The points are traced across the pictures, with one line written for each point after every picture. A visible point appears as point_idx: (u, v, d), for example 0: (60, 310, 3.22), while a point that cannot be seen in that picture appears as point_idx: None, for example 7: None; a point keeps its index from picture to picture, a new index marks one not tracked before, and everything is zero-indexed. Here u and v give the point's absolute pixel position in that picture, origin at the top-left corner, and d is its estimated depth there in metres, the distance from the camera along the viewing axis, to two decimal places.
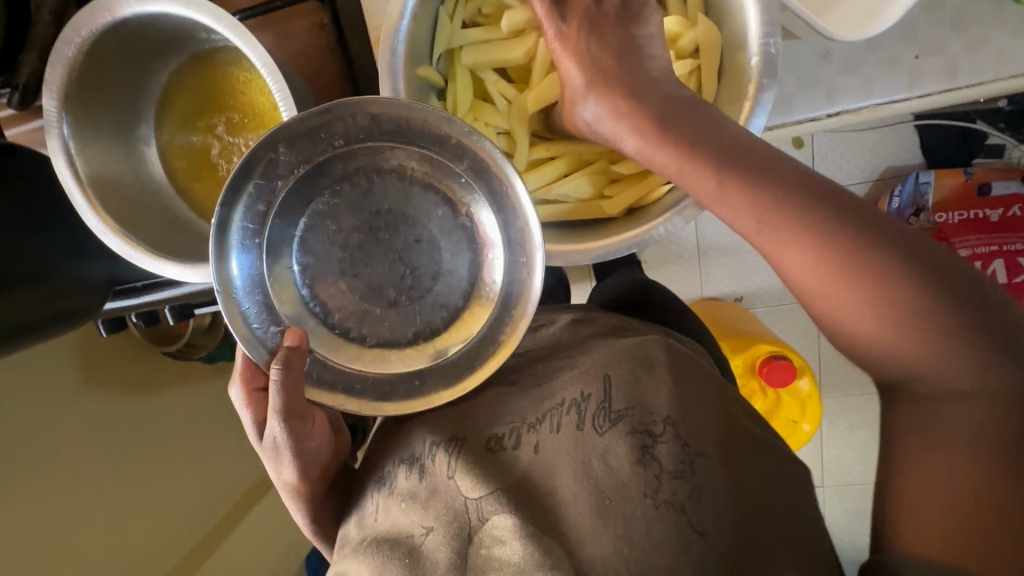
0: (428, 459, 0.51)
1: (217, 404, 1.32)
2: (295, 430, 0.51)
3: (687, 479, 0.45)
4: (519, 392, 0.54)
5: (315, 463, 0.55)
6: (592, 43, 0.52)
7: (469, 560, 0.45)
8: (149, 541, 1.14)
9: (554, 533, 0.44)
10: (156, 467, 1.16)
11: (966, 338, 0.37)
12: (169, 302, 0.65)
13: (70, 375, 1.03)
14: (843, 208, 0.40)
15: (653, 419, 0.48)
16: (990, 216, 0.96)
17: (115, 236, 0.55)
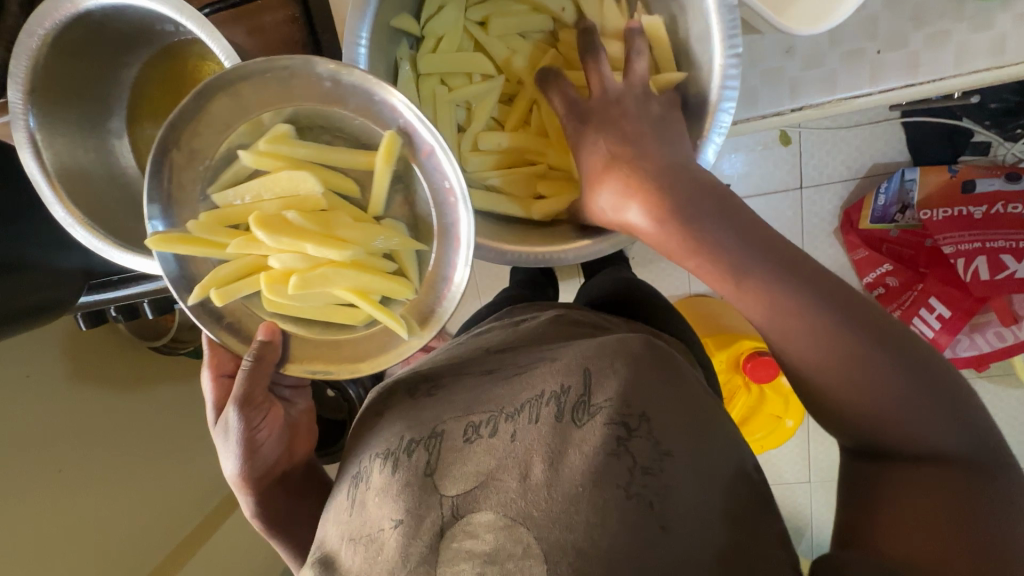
0: (403, 454, 0.52)
1: (202, 401, 1.31)
2: (249, 418, 0.56)
3: (656, 475, 0.46)
4: (500, 382, 0.56)
5: (263, 464, 0.58)
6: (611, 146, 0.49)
7: (439, 552, 0.45)
8: (136, 537, 1.13)
9: (526, 522, 0.44)
10: (139, 463, 1.15)
11: (947, 414, 0.42)
12: (145, 296, 0.64)
13: (52, 372, 1.02)
14: (842, 310, 0.42)
15: (629, 410, 0.48)
16: (975, 213, 0.98)
17: (83, 230, 0.54)
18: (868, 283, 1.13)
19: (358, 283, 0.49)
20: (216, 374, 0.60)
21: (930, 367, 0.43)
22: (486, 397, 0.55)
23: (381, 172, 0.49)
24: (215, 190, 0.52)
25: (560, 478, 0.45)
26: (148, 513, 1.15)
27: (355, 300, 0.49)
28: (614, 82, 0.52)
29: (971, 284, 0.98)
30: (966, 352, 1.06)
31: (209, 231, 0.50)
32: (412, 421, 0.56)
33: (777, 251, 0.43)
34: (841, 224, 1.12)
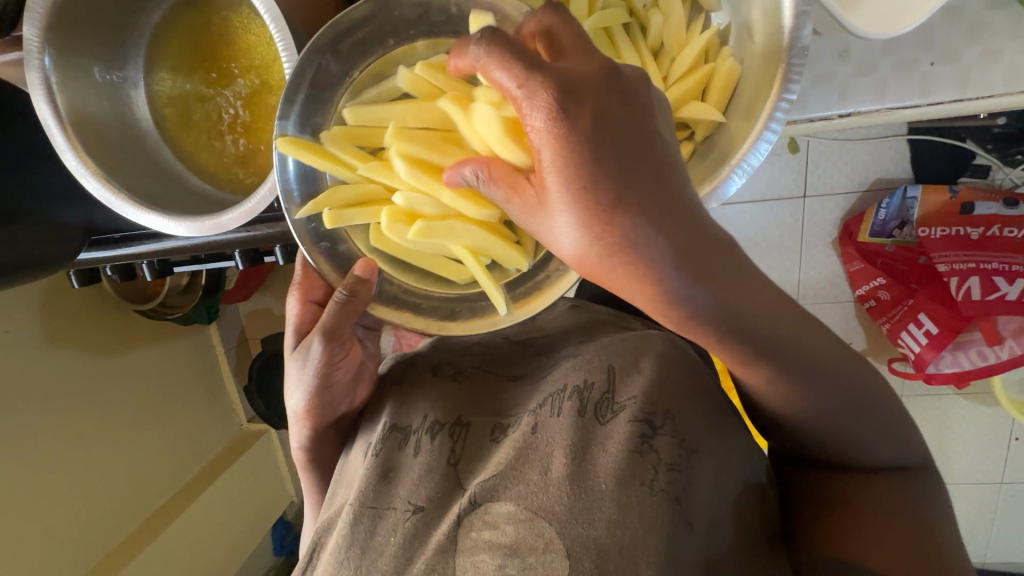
0: (423, 437, 0.54)
1: (184, 369, 1.29)
2: (330, 350, 0.58)
3: (681, 472, 0.46)
4: (526, 386, 0.58)
5: (332, 398, 0.61)
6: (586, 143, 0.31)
7: (458, 540, 0.45)
8: (111, 505, 1.11)
9: (546, 514, 0.44)
10: (116, 430, 1.12)
11: (886, 442, 0.50)
12: (147, 258, 0.61)
13: (34, 332, 0.99)
14: (790, 358, 0.41)
15: (654, 408, 0.49)
16: (971, 234, 1.00)
17: (95, 180, 0.52)
18: (860, 295, 1.15)
19: (479, 244, 0.47)
20: (305, 298, 0.63)
21: (880, 399, 0.48)
22: (511, 401, 0.57)
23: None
24: (360, 110, 0.51)
25: (586, 473, 0.45)
26: (120, 484, 1.12)
27: (468, 258, 0.49)
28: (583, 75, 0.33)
29: (962, 304, 0.99)
30: (948, 368, 1.09)
31: (339, 146, 0.50)
32: (435, 402, 0.56)
33: (751, 300, 0.36)
34: (840, 236, 1.15)
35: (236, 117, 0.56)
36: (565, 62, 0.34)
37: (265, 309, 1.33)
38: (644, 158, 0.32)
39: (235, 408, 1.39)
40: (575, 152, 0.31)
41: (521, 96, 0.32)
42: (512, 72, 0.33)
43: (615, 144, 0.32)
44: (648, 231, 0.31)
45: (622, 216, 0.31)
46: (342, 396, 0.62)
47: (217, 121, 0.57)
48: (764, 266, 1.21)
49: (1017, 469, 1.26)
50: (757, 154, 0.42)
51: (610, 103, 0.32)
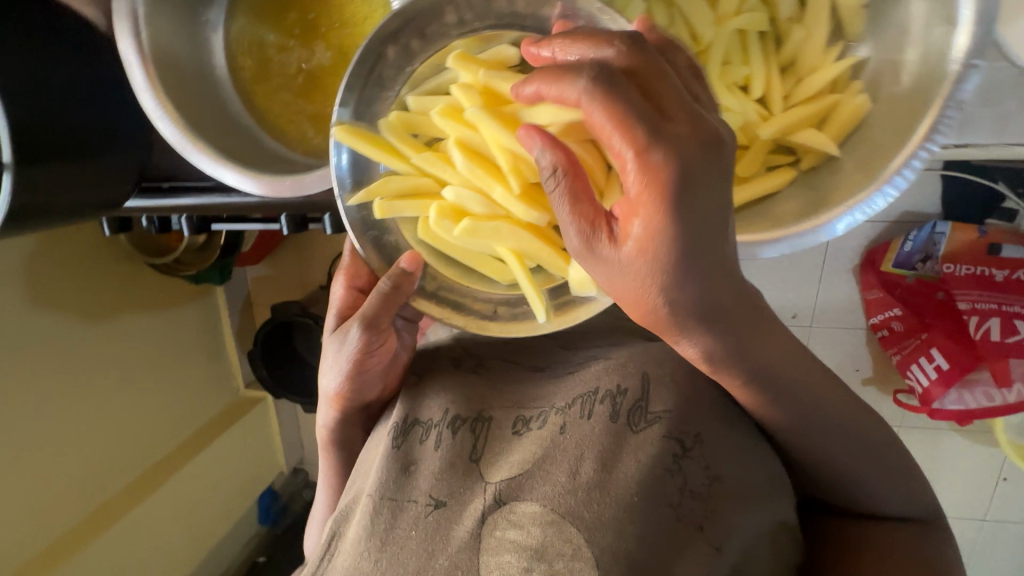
0: (445, 429, 0.52)
1: (187, 327, 1.26)
2: (367, 339, 0.58)
3: (706, 499, 0.46)
4: (550, 380, 0.56)
5: (363, 385, 0.61)
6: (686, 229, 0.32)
7: (482, 539, 0.45)
8: (101, 460, 1.08)
9: (574, 519, 0.44)
10: (114, 384, 1.10)
11: (905, 490, 0.52)
12: (188, 211, 0.59)
13: (43, 275, 0.97)
14: (789, 388, 0.46)
15: (687, 427, 0.48)
16: (996, 275, 1.01)
17: (168, 120, 0.52)
18: (873, 323, 1.15)
19: (525, 246, 0.46)
20: (349, 285, 0.64)
21: (888, 453, 0.51)
22: (535, 393, 0.55)
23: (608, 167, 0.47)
24: (416, 99, 0.49)
25: (613, 482, 0.45)
26: (109, 444, 1.10)
27: (512, 260, 0.47)
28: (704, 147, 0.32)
29: (979, 343, 1.00)
30: (953, 405, 1.09)
31: (396, 135, 0.49)
32: (456, 395, 0.55)
33: (768, 349, 0.43)
34: (862, 263, 1.14)
35: (308, 71, 0.56)
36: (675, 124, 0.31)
37: (273, 277, 1.29)
38: (717, 216, 0.33)
39: (233, 373, 1.37)
40: (677, 216, 0.32)
41: (629, 152, 0.31)
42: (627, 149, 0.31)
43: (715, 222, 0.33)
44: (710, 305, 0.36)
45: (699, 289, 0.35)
46: (373, 383, 0.61)
47: (290, 75, 0.57)
48: (784, 286, 1.21)
49: (1003, 509, 1.28)
50: (881, 200, 0.43)
51: (707, 172, 0.32)
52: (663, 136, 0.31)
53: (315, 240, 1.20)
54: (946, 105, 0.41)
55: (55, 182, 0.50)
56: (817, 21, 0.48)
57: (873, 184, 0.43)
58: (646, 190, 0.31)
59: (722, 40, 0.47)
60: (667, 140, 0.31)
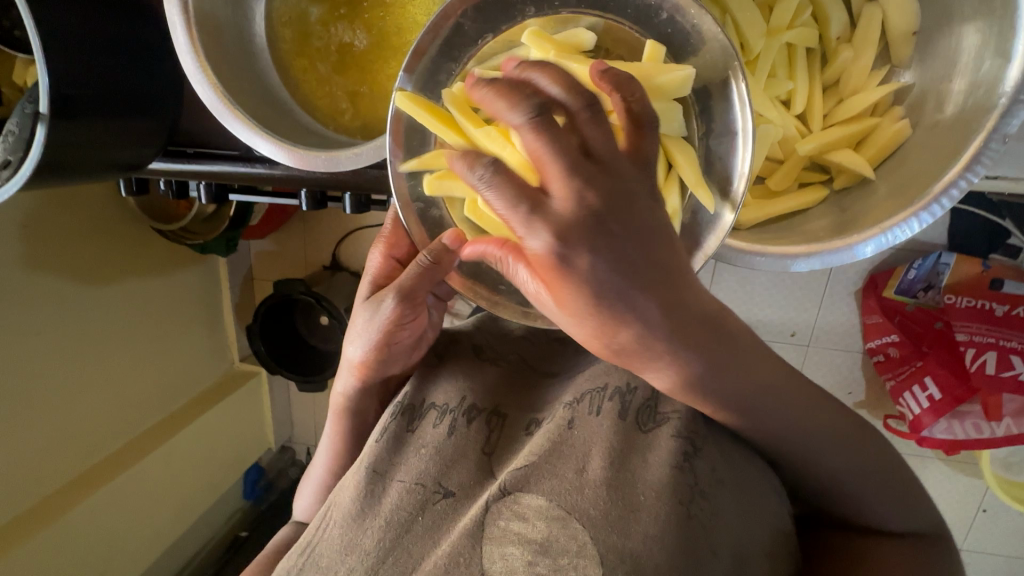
0: (457, 417, 0.52)
1: (188, 296, 1.26)
2: (401, 311, 0.57)
3: (713, 500, 0.46)
4: (562, 383, 0.58)
5: (388, 356, 0.60)
6: (596, 294, 0.33)
7: (485, 528, 0.44)
8: (96, 422, 1.08)
9: (580, 516, 0.43)
10: (113, 346, 1.10)
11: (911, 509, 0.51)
12: (208, 177, 0.59)
13: (52, 231, 0.97)
14: (795, 401, 0.46)
15: (698, 428, 0.49)
16: (996, 309, 1.02)
17: (209, 87, 0.52)
18: (870, 347, 1.16)
19: None
20: (387, 254, 0.63)
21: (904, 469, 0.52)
22: (546, 399, 0.57)
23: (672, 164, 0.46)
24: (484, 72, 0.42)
25: (623, 480, 0.45)
26: (101, 405, 1.08)
27: None
28: (606, 226, 0.31)
29: (974, 374, 1.01)
30: (941, 434, 1.09)
31: (458, 108, 0.42)
32: (474, 383, 0.55)
33: (761, 368, 0.43)
34: (864, 287, 1.15)
35: (348, 50, 0.56)
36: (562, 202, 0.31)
37: (278, 254, 1.28)
38: (659, 262, 0.33)
39: (229, 345, 1.36)
40: (571, 298, 0.33)
41: (516, 227, 0.32)
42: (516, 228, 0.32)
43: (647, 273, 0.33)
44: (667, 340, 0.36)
45: (642, 333, 0.35)
46: (398, 355, 0.61)
47: (328, 54, 0.57)
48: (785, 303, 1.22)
49: (981, 541, 1.30)
50: (912, 225, 0.43)
51: (599, 245, 0.31)
52: (550, 213, 0.31)
53: (324, 219, 1.20)
54: (989, 137, 0.41)
55: (87, 138, 0.50)
56: (865, 40, 0.49)
57: (907, 210, 0.43)
58: (530, 260, 0.33)
59: (772, 52, 0.47)
60: (552, 221, 0.31)
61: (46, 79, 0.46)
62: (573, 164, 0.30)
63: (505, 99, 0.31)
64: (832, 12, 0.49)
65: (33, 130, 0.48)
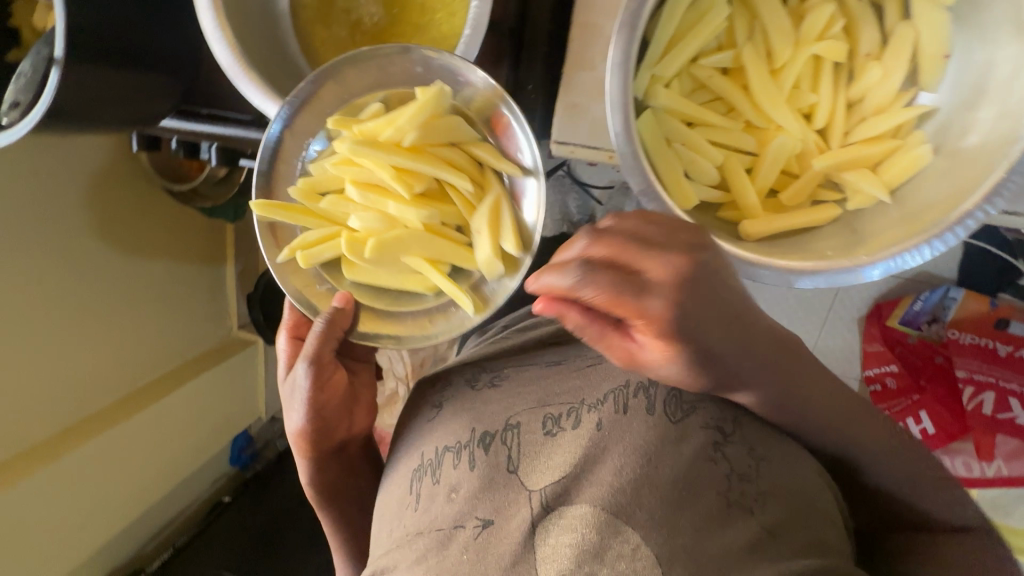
0: (479, 446, 0.54)
1: (192, 258, 1.26)
2: (315, 375, 0.56)
3: (753, 481, 0.49)
4: (574, 373, 0.57)
5: (326, 420, 0.59)
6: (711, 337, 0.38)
7: (535, 546, 0.47)
8: (92, 373, 1.08)
9: (626, 517, 0.45)
10: (114, 300, 1.10)
11: (929, 525, 0.53)
12: (218, 139, 0.60)
13: (63, 179, 0.97)
14: (782, 408, 0.50)
15: (726, 414, 0.52)
16: (1000, 350, 1.01)
17: (226, 47, 0.51)
18: (868, 375, 1.14)
19: (431, 251, 0.50)
20: (291, 336, 0.61)
21: (896, 494, 0.53)
22: (561, 387, 0.56)
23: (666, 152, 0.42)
24: (315, 166, 0.53)
25: (660, 477, 0.47)
26: (99, 357, 1.09)
27: (427, 267, 0.51)
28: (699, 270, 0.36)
29: (970, 414, 1.00)
30: None
31: (305, 199, 0.52)
32: (487, 412, 0.57)
33: (793, 390, 0.49)
34: (869, 315, 1.15)
35: (372, 28, 0.57)
36: (657, 278, 0.35)
37: None
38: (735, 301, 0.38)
39: (229, 311, 1.37)
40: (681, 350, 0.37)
41: (629, 310, 0.35)
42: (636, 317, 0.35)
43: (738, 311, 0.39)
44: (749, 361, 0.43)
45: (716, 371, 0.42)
46: (336, 414, 0.60)
47: (351, 30, 0.58)
48: (786, 321, 1.22)
49: None
50: (933, 247, 0.40)
51: (709, 291, 0.36)
52: (658, 285, 0.35)
53: None
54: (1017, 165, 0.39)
55: (103, 90, 0.50)
56: (896, 60, 0.46)
57: (919, 236, 0.40)
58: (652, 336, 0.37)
59: (800, 64, 0.45)
60: (665, 293, 0.35)
61: (63, 20, 0.45)
62: (646, 244, 0.36)
63: (555, 269, 0.36)
64: (865, 28, 0.46)
65: (49, 76, 0.48)
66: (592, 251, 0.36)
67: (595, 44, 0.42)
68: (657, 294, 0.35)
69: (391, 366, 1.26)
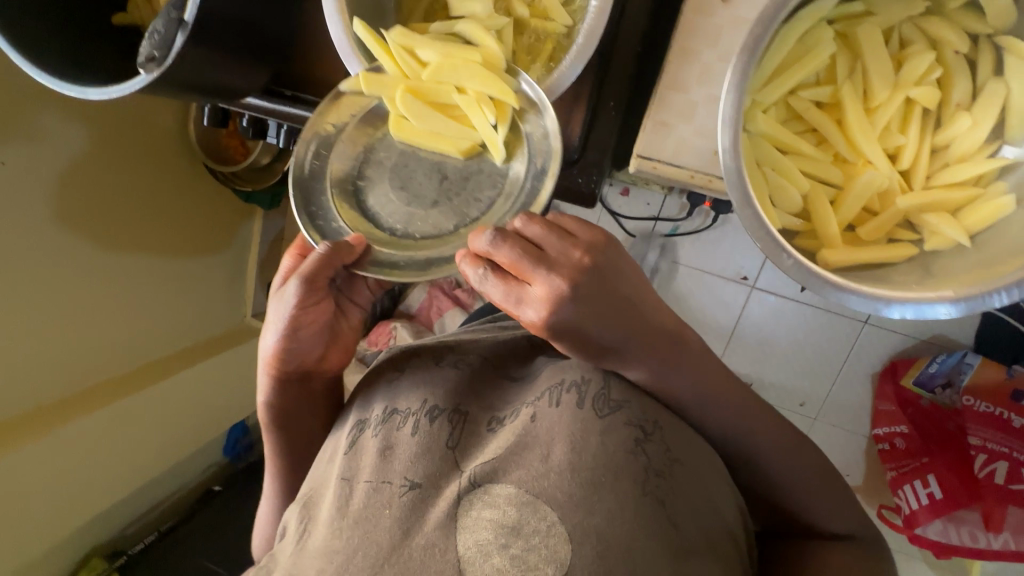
0: (422, 417, 0.51)
1: (218, 240, 1.28)
2: (304, 295, 0.51)
3: (666, 479, 0.47)
4: (525, 388, 0.56)
5: (301, 349, 0.54)
6: (599, 332, 0.43)
7: (458, 516, 0.44)
8: (105, 343, 1.08)
9: (547, 498, 0.44)
10: (134, 274, 1.10)
11: None
12: (294, 119, 0.61)
13: None
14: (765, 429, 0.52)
15: (649, 414, 0.49)
16: (1013, 420, 1.00)
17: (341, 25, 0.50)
18: (878, 433, 1.15)
19: (480, 89, 0.47)
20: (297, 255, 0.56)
21: None
22: (508, 398, 0.56)
23: (758, 178, 0.39)
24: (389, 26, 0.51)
25: (583, 465, 0.45)
26: (114, 329, 1.09)
27: (473, 108, 0.48)
28: (579, 270, 0.42)
29: (982, 482, 1.00)
30: (935, 536, 1.06)
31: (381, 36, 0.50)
32: (437, 386, 0.54)
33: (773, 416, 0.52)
34: (884, 372, 1.16)
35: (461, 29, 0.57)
36: (536, 284, 0.41)
37: None
38: (621, 298, 0.43)
39: (244, 299, 1.38)
40: (570, 341, 0.43)
41: (512, 310, 0.43)
42: (519, 310, 0.42)
43: (632, 314, 0.44)
44: (706, 373, 0.49)
45: (681, 376, 0.48)
46: (313, 344, 0.54)
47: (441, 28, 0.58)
48: (800, 368, 1.23)
49: None
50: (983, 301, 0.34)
51: (594, 297, 0.41)
52: (531, 290, 0.41)
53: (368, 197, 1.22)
54: None
55: (208, 59, 0.50)
56: (989, 111, 0.38)
57: (989, 280, 0.34)
58: (531, 327, 0.43)
59: (894, 106, 0.39)
60: (537, 299, 0.41)
61: None
62: (540, 260, 0.41)
63: (473, 261, 0.43)
64: (959, 76, 0.39)
65: (171, 40, 0.49)
66: (494, 256, 0.42)
67: (687, 69, 0.43)
68: (522, 300, 0.42)
69: None
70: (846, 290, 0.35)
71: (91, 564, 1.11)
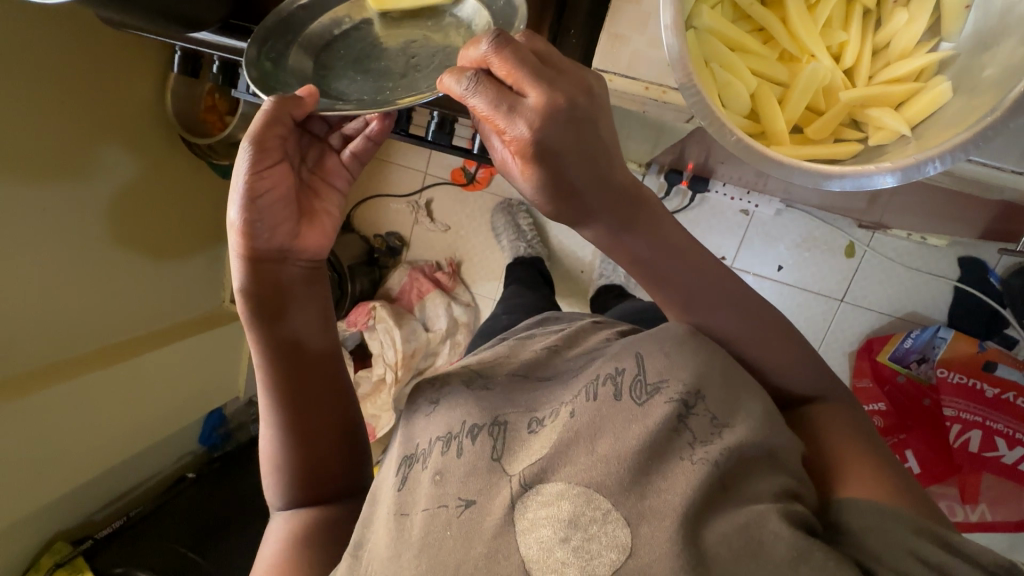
0: (467, 438, 0.46)
1: (197, 221, 1.29)
2: (257, 161, 0.45)
3: (721, 451, 0.42)
4: (558, 386, 0.52)
5: (267, 233, 0.47)
6: (571, 166, 0.37)
7: (515, 516, 0.39)
8: (80, 317, 1.07)
9: (599, 487, 0.39)
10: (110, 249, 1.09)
11: None
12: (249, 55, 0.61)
13: (90, 122, 0.99)
14: (744, 345, 0.51)
15: (690, 388, 0.45)
16: (986, 391, 1.00)
17: None
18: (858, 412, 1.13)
19: None
20: None
21: None
22: (544, 398, 0.50)
23: (706, 74, 0.39)
24: None
25: (629, 450, 0.41)
26: (90, 304, 1.08)
27: None
28: (576, 111, 0.36)
29: (955, 451, 0.98)
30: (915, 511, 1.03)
31: None
32: (471, 405, 0.49)
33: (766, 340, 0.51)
34: (860, 349, 1.16)
35: None
36: (532, 95, 0.35)
37: None
38: (602, 137, 0.38)
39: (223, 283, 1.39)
40: (549, 173, 0.37)
41: (498, 123, 0.35)
42: (508, 123, 0.35)
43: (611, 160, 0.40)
44: (679, 279, 0.49)
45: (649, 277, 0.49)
46: (283, 220, 0.47)
47: None
48: None
49: None
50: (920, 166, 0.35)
51: (581, 125, 0.36)
52: (528, 101, 0.35)
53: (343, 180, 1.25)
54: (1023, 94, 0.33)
55: None
56: (924, 7, 0.40)
57: (931, 148, 0.35)
58: (515, 154, 0.36)
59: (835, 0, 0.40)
60: (530, 113, 0.35)
61: None
62: (541, 74, 0.36)
63: (457, 72, 0.37)
64: None
65: None
66: (493, 63, 0.36)
67: None
68: (515, 109, 0.35)
69: (382, 353, 1.26)
70: (788, 166, 0.36)
71: (56, 547, 1.08)
